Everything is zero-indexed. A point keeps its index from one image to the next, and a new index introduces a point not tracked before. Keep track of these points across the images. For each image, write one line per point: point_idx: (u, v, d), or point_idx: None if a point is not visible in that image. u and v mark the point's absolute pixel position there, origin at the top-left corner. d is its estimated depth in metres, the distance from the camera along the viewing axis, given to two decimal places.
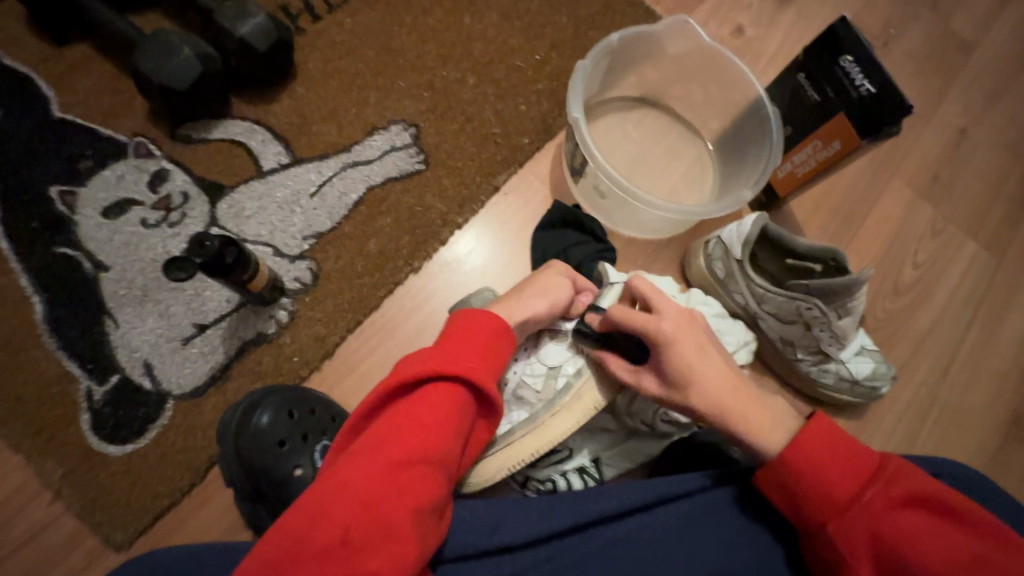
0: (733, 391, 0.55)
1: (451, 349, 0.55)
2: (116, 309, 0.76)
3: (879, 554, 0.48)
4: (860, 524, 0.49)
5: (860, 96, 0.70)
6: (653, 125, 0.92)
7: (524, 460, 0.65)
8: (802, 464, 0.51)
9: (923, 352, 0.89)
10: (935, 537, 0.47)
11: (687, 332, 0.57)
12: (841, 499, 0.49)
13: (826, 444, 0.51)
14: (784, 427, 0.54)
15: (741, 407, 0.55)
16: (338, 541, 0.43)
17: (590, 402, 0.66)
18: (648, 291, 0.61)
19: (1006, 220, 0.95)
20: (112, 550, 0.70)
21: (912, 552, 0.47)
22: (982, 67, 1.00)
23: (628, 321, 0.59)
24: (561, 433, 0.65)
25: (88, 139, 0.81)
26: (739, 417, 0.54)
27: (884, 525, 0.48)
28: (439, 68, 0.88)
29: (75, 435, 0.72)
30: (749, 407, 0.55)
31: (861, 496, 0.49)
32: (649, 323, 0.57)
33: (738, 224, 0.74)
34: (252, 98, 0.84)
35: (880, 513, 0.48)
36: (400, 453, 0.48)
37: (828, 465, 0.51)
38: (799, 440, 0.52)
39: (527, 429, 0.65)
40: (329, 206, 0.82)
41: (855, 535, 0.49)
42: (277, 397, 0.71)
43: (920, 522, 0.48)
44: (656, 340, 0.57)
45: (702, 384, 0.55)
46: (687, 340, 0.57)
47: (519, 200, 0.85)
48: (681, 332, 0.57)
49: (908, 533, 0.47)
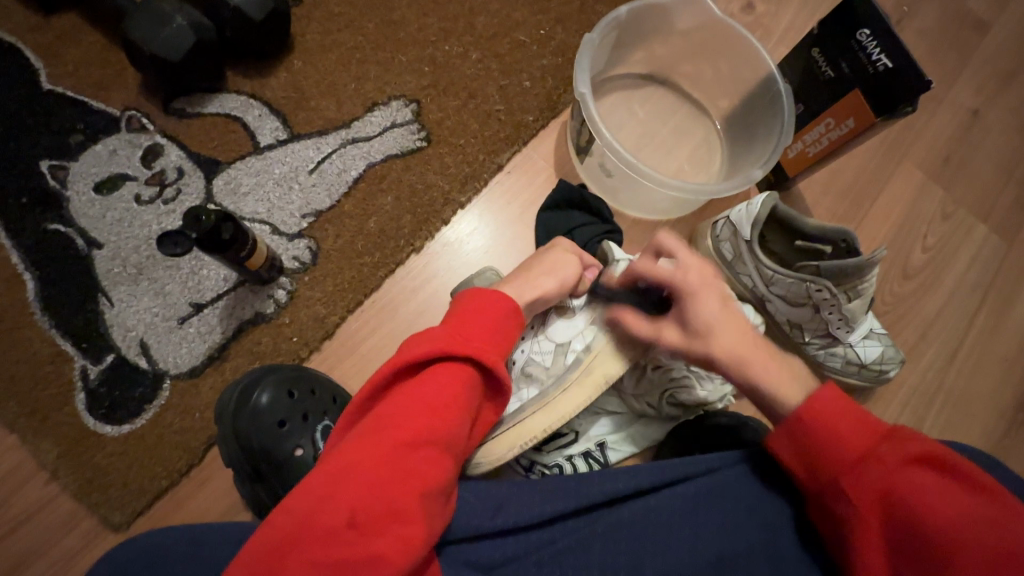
0: (751, 343, 0.57)
1: (457, 330, 0.53)
2: (110, 288, 0.75)
3: (889, 516, 0.47)
4: (873, 481, 0.47)
5: (877, 71, 0.68)
6: (661, 103, 0.90)
7: (535, 438, 0.63)
8: (814, 419, 0.50)
9: (930, 336, 0.88)
10: (948, 500, 0.46)
11: (711, 287, 0.59)
12: (852, 456, 0.48)
13: (840, 404, 0.50)
14: (807, 385, 0.55)
15: (763, 360, 0.55)
16: (344, 523, 0.42)
17: (601, 376, 0.64)
18: (674, 244, 0.63)
19: (1017, 203, 0.93)
20: (111, 530, 0.69)
21: (924, 511, 0.45)
22: (998, 46, 0.98)
23: (653, 273, 0.62)
24: (572, 408, 0.63)
25: (78, 112, 0.78)
26: (762, 369, 0.55)
27: (896, 484, 0.46)
28: (440, 41, 0.85)
29: (71, 415, 0.71)
30: (771, 363, 0.55)
31: (876, 453, 0.47)
32: (674, 273, 0.60)
33: (747, 204, 0.72)
34: (247, 72, 0.82)
35: (893, 472, 0.47)
36: (405, 435, 0.47)
37: (841, 421, 0.49)
38: (818, 399, 0.51)
39: (538, 406, 0.64)
40: (328, 183, 0.80)
41: (866, 492, 0.47)
42: (274, 376, 0.69)
43: (934, 484, 0.46)
44: (680, 289, 0.60)
45: (722, 332, 0.57)
46: (710, 292, 0.59)
47: (523, 179, 0.83)
48: (705, 284, 0.59)
49: (921, 493, 0.46)
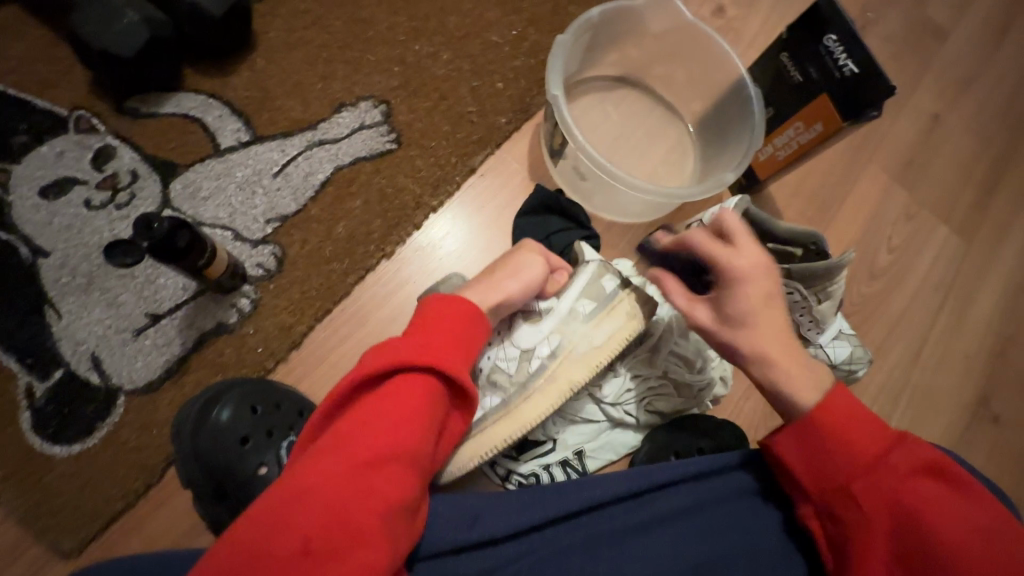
0: (783, 345, 0.55)
1: (421, 340, 0.52)
2: (58, 299, 0.70)
3: (897, 527, 0.47)
4: (885, 487, 0.48)
5: (843, 75, 0.69)
6: (635, 106, 0.89)
7: (496, 448, 0.64)
8: (828, 420, 0.51)
9: (896, 335, 0.90)
10: (952, 509, 0.47)
11: (762, 277, 0.56)
12: (866, 462, 0.49)
13: (855, 411, 0.51)
14: (825, 384, 0.53)
15: (789, 361, 0.54)
16: (300, 550, 0.40)
17: (566, 384, 0.67)
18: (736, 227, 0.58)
19: (975, 204, 0.96)
20: (60, 557, 0.65)
21: (933, 520, 0.46)
22: (956, 52, 1.01)
23: (708, 253, 0.58)
24: (535, 415, 0.66)
25: (21, 112, 0.74)
26: (785, 372, 0.54)
27: (906, 491, 0.47)
28: (410, 41, 0.83)
29: (16, 435, 0.67)
30: (796, 364, 0.54)
31: (888, 460, 0.49)
32: (722, 257, 0.57)
33: (719, 207, 0.73)
34: (207, 70, 0.78)
35: (905, 480, 0.48)
36: (366, 453, 0.45)
37: (855, 426, 0.50)
38: (830, 399, 0.52)
39: (502, 414, 0.66)
40: (293, 187, 0.77)
41: (876, 500, 0.48)
42: (237, 391, 0.67)
43: (941, 494, 0.48)
44: (723, 274, 0.57)
45: (758, 326, 0.55)
46: (760, 283, 0.56)
47: (497, 182, 0.82)
48: (750, 274, 0.56)
49: (928, 501, 0.47)
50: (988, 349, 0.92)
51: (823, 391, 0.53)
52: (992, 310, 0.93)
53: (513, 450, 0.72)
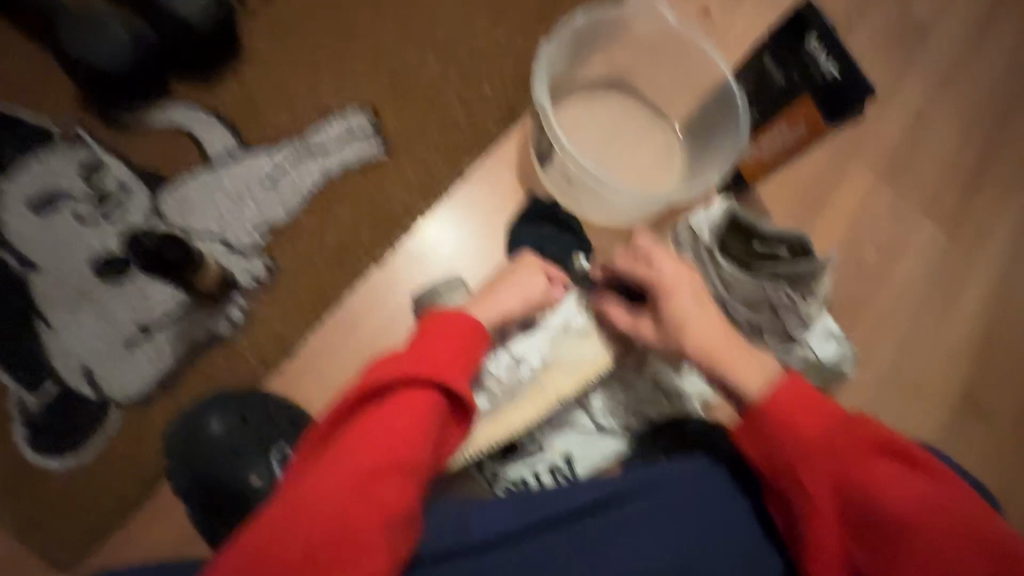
0: (724, 337, 0.57)
1: (425, 351, 0.52)
2: (50, 312, 0.71)
3: (844, 505, 0.50)
4: (830, 471, 0.50)
5: (824, 80, 0.70)
6: (622, 109, 0.88)
7: (480, 450, 0.67)
8: (781, 416, 0.52)
9: (883, 333, 0.91)
10: (894, 480, 0.50)
11: (685, 283, 0.60)
12: (816, 449, 0.50)
13: (804, 403, 0.53)
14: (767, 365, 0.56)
15: (731, 356, 0.56)
16: (303, 556, 0.42)
17: (553, 394, 0.69)
18: (649, 245, 0.62)
19: (960, 202, 0.97)
20: (58, 568, 0.66)
21: (878, 495, 0.49)
22: (941, 51, 1.01)
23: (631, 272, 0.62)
24: (520, 422, 0.68)
25: (9, 126, 0.74)
26: (728, 361, 0.56)
27: (852, 471, 0.50)
28: (397, 50, 0.83)
29: (12, 448, 0.68)
30: (738, 357, 0.56)
31: (833, 444, 0.51)
32: (650, 275, 0.61)
33: (707, 212, 0.75)
34: (191, 80, 0.78)
35: (850, 462, 0.50)
36: (369, 463, 0.46)
37: (805, 414, 0.52)
38: (774, 394, 0.53)
39: (488, 419, 0.68)
40: (283, 197, 0.77)
41: (826, 482, 0.50)
42: (227, 402, 0.68)
43: (891, 471, 0.50)
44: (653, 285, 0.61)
45: (693, 325, 0.58)
46: (686, 290, 0.60)
47: (485, 187, 0.81)
48: (678, 279, 0.60)
49: (872, 477, 0.50)
50: (975, 345, 0.93)
51: (765, 369, 0.55)
52: (978, 306, 0.94)
53: (501, 455, 0.72)
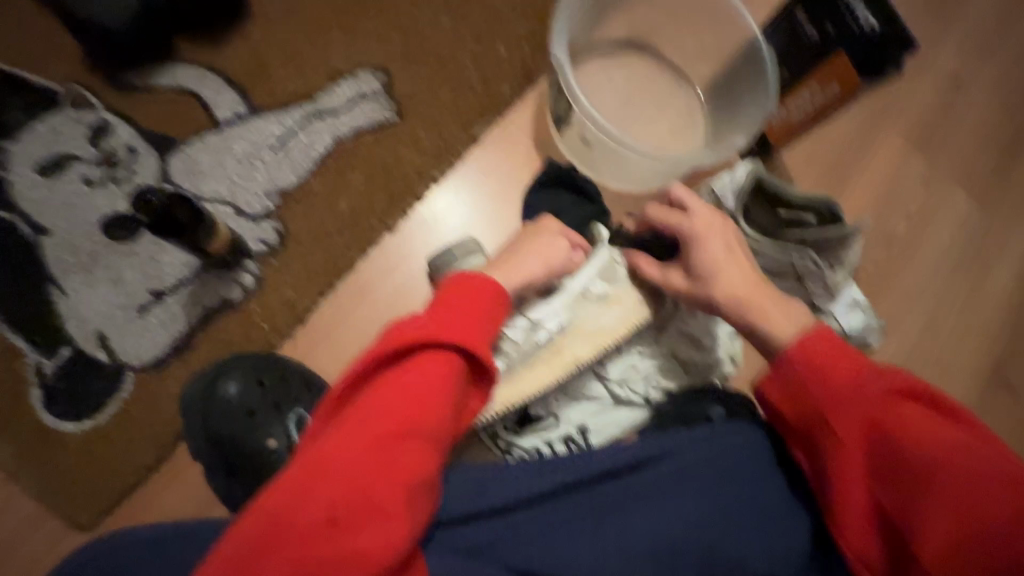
0: (755, 285, 0.57)
1: (442, 316, 0.51)
2: (63, 277, 0.70)
3: (875, 446, 0.47)
4: (857, 410, 0.47)
5: (864, 30, 0.67)
6: (642, 71, 0.85)
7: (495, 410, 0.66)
8: (805, 355, 0.50)
9: (909, 304, 0.88)
10: (935, 432, 0.46)
11: (717, 231, 0.59)
12: (840, 386, 0.48)
13: (829, 344, 0.51)
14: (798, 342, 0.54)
15: (764, 305, 0.55)
16: (322, 520, 0.41)
17: (570, 359, 0.68)
18: (686, 197, 0.61)
19: (995, 168, 0.93)
20: (79, 529, 0.67)
21: (911, 441, 0.45)
22: (981, 7, 0.95)
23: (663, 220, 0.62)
24: (537, 386, 0.67)
25: (14, 88, 0.72)
26: (763, 314, 0.55)
27: (884, 416, 0.47)
28: (408, 6, 0.80)
29: (30, 412, 0.68)
30: (770, 302, 0.55)
31: (865, 387, 0.48)
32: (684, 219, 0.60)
33: (731, 176, 0.74)
34: (199, 41, 0.76)
35: (881, 403, 0.47)
36: (386, 428, 0.45)
37: (828, 354, 0.50)
38: (808, 337, 0.51)
39: (504, 381, 0.67)
40: (294, 160, 0.75)
41: (851, 420, 0.47)
42: (241, 365, 0.67)
43: (923, 416, 0.47)
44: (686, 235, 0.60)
45: (727, 274, 0.57)
46: (717, 234, 0.59)
47: (501, 152, 0.79)
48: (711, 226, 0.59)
49: (904, 419, 0.46)
50: (1006, 317, 0.90)
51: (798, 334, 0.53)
52: (1010, 277, 0.91)
53: (516, 425, 0.71)
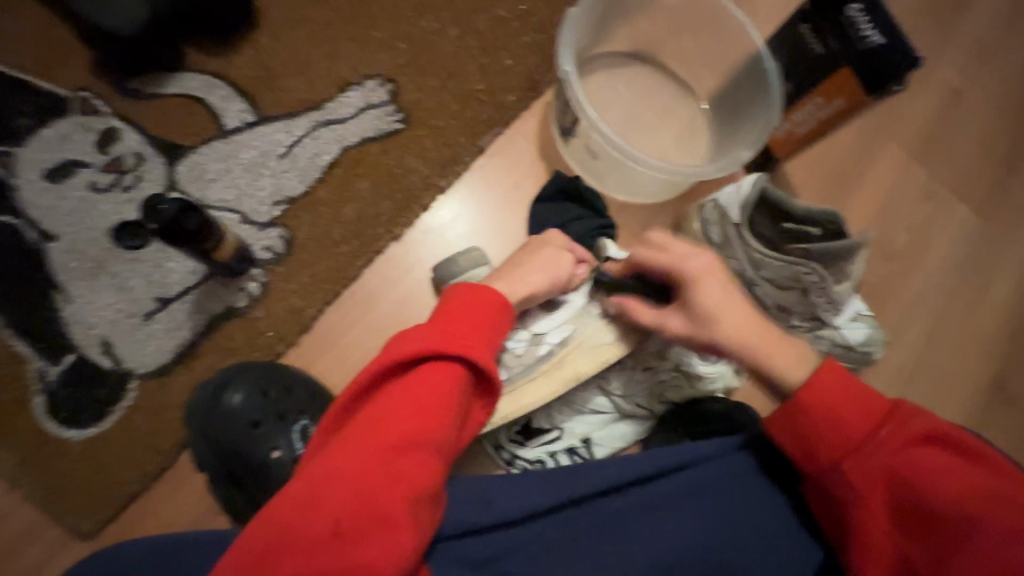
0: (756, 330, 0.55)
1: (449, 327, 0.51)
2: (67, 283, 0.70)
3: (897, 499, 0.47)
4: (877, 464, 0.47)
5: (867, 46, 0.66)
6: (646, 84, 0.86)
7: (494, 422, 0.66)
8: (817, 404, 0.50)
9: (911, 318, 0.88)
10: (954, 475, 0.46)
11: (712, 273, 0.57)
12: (857, 438, 0.48)
13: (840, 389, 0.50)
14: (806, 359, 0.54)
15: (766, 343, 0.54)
16: (329, 532, 0.41)
17: (570, 373, 0.68)
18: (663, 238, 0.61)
19: (996, 183, 0.93)
20: (79, 538, 0.66)
21: (930, 490, 0.45)
22: (981, 23, 0.96)
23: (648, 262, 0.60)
24: (537, 399, 0.67)
25: (24, 93, 0.73)
26: (761, 350, 0.54)
27: (903, 465, 0.46)
28: (415, 17, 0.80)
29: (31, 419, 0.68)
30: (775, 347, 0.54)
31: (883, 437, 0.47)
32: (675, 260, 0.58)
33: (736, 186, 0.71)
34: (208, 49, 0.76)
35: (900, 454, 0.47)
36: (392, 439, 0.45)
37: (840, 401, 0.49)
38: (814, 380, 0.51)
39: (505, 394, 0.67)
40: (300, 168, 0.76)
41: (872, 477, 0.47)
42: (248, 374, 0.67)
43: (942, 462, 0.46)
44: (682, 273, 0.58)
45: (724, 317, 0.55)
46: (714, 277, 0.57)
47: (506, 162, 0.79)
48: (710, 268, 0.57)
49: (925, 468, 0.46)
50: (1007, 331, 0.90)
51: (805, 362, 0.53)
52: (1012, 291, 0.91)
53: (520, 436, 0.72)
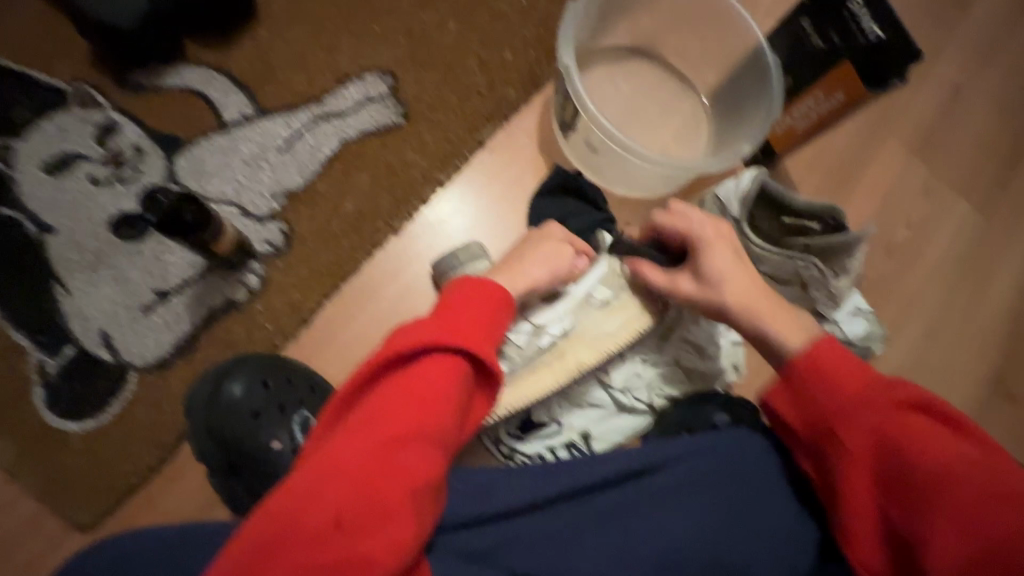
0: (762, 296, 0.57)
1: (449, 320, 0.51)
2: (67, 275, 0.70)
3: (883, 463, 0.47)
4: (867, 425, 0.48)
5: (869, 41, 0.67)
6: (647, 78, 0.85)
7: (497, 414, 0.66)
8: (814, 369, 0.51)
9: (911, 313, 0.88)
10: (942, 443, 0.46)
11: (724, 240, 0.60)
12: (849, 398, 0.49)
13: (838, 357, 0.51)
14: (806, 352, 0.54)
15: (771, 311, 0.56)
16: (327, 523, 0.41)
17: (573, 364, 0.67)
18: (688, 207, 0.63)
19: (996, 179, 0.93)
20: (79, 529, 0.66)
21: (914, 450, 0.46)
22: (982, 19, 0.96)
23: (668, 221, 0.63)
24: (540, 390, 0.67)
25: (23, 85, 0.73)
26: (768, 317, 0.56)
27: (887, 425, 0.47)
28: (415, 11, 0.80)
29: (31, 411, 0.68)
30: (775, 311, 0.56)
31: (872, 401, 0.48)
32: (694, 221, 0.61)
33: (737, 181, 0.71)
34: (208, 42, 0.76)
35: (892, 416, 0.48)
36: (391, 430, 0.45)
37: (837, 366, 0.51)
38: (815, 348, 0.52)
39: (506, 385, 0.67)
40: (300, 162, 0.76)
41: (860, 435, 0.48)
42: (247, 366, 0.67)
43: (931, 429, 0.47)
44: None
45: (735, 280, 0.57)
46: (725, 247, 0.59)
47: (506, 156, 0.79)
48: (720, 236, 0.59)
49: (916, 436, 0.46)
50: (1007, 326, 0.90)
51: (809, 334, 0.54)
52: (1011, 287, 0.91)
53: (519, 430, 0.71)
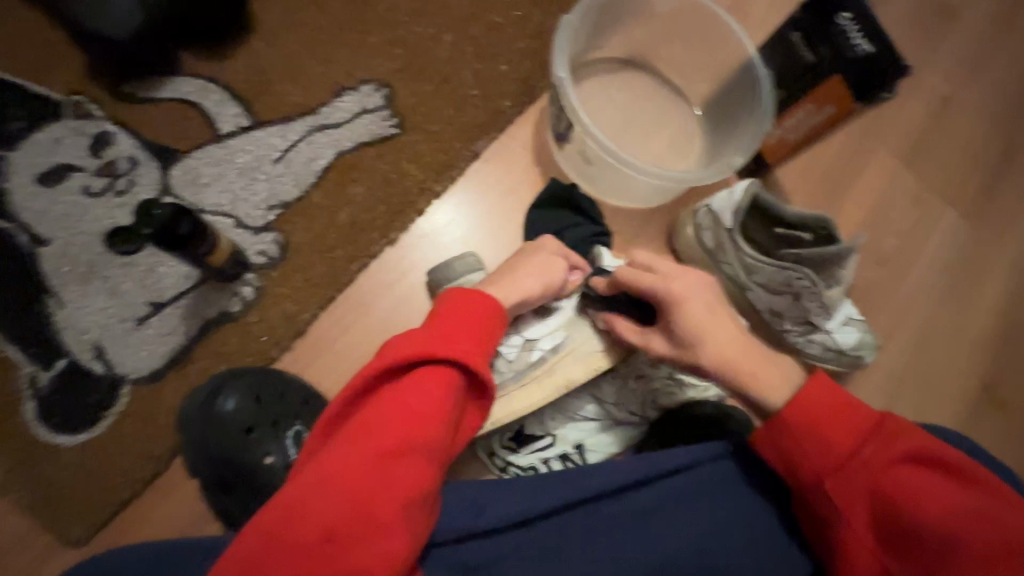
0: (744, 350, 0.55)
1: (444, 333, 0.51)
2: (60, 287, 0.70)
3: (884, 519, 0.46)
4: (861, 483, 0.47)
5: (856, 55, 0.68)
6: (640, 90, 0.86)
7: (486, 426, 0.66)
8: (800, 422, 0.50)
9: (902, 321, 0.89)
10: (939, 492, 0.45)
11: (696, 296, 0.57)
12: (841, 456, 0.48)
13: (826, 406, 0.50)
14: (790, 374, 0.54)
15: (753, 368, 0.54)
16: (322, 538, 0.41)
17: (562, 380, 0.67)
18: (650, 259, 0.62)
19: (984, 189, 0.95)
20: (70, 544, 0.66)
21: (918, 508, 0.45)
22: (968, 31, 0.97)
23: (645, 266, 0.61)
24: (528, 403, 0.67)
25: (17, 96, 0.72)
26: (752, 375, 0.54)
27: (886, 480, 0.46)
28: (411, 23, 0.81)
29: (21, 425, 0.67)
30: (760, 366, 0.54)
31: (864, 456, 0.47)
32: (669, 269, 0.60)
33: (729, 192, 0.69)
34: (203, 54, 0.76)
35: (885, 472, 0.47)
36: (385, 446, 0.45)
37: (826, 419, 0.49)
38: (803, 394, 0.51)
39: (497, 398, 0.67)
40: (295, 173, 0.76)
41: (857, 494, 0.47)
42: (241, 380, 0.67)
43: (927, 479, 0.46)
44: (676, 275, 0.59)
45: (713, 341, 0.55)
46: (698, 300, 0.57)
47: (500, 167, 0.80)
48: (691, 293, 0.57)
49: (911, 488, 0.46)
50: (996, 334, 0.91)
51: (790, 382, 0.53)
52: (1000, 294, 0.92)
53: (512, 443, 0.72)
